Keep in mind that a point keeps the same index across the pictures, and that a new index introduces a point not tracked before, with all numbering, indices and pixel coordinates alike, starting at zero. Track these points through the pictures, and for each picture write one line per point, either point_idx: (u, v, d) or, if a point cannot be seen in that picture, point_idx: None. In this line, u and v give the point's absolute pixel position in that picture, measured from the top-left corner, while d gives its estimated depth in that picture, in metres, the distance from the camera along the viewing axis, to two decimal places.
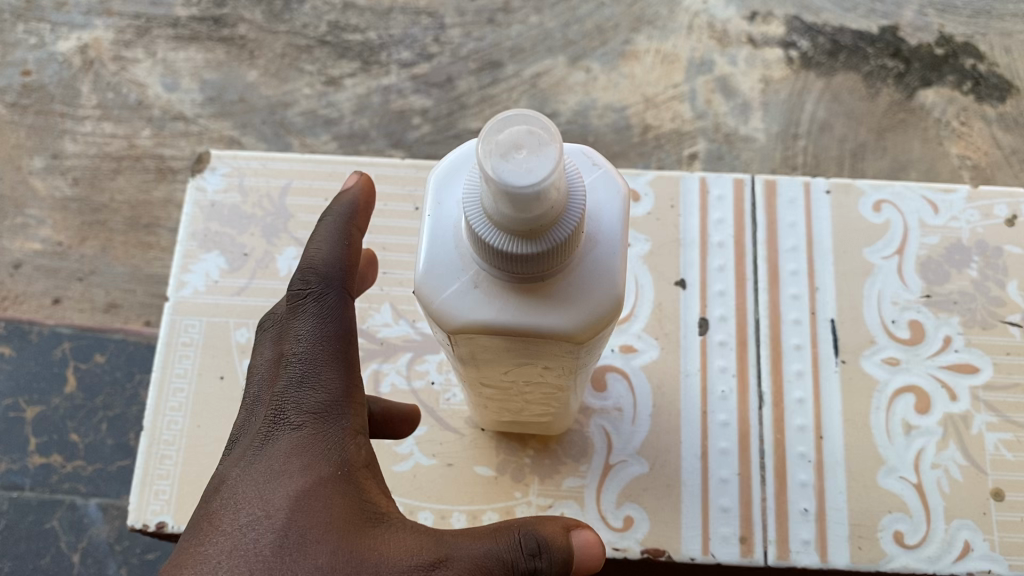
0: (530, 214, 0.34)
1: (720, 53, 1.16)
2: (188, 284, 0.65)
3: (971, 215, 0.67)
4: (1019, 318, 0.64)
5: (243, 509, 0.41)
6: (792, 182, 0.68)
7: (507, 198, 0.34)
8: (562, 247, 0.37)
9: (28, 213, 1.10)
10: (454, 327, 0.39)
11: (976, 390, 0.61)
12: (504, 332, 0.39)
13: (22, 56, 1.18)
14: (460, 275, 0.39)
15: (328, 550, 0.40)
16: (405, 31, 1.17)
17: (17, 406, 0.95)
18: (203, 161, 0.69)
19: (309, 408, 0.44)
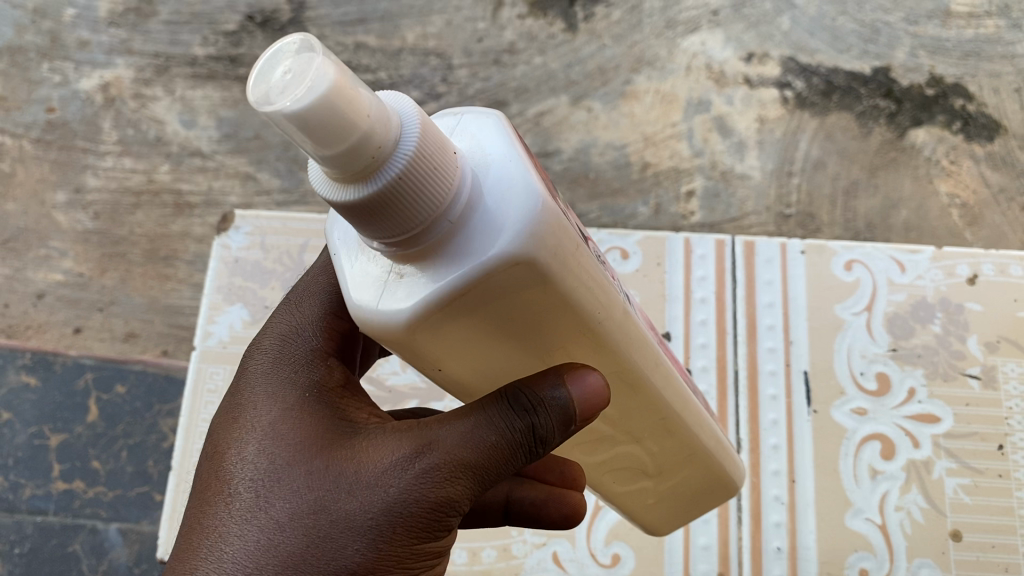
0: (338, 147, 0.28)
1: (717, 93, 1.20)
2: (213, 335, 0.70)
3: (936, 274, 0.72)
4: (978, 370, 0.68)
5: (230, 452, 0.42)
6: (769, 243, 0.74)
7: (304, 127, 0.28)
8: (428, 184, 0.31)
9: (51, 246, 1.15)
10: (398, 335, 0.34)
11: (938, 438, 0.66)
12: (459, 299, 0.33)
13: (46, 94, 1.22)
14: (384, 279, 0.34)
15: (306, 468, 0.40)
16: (414, 72, 1.22)
17: (42, 434, 1.00)
18: (228, 220, 0.74)
19: (285, 349, 0.46)
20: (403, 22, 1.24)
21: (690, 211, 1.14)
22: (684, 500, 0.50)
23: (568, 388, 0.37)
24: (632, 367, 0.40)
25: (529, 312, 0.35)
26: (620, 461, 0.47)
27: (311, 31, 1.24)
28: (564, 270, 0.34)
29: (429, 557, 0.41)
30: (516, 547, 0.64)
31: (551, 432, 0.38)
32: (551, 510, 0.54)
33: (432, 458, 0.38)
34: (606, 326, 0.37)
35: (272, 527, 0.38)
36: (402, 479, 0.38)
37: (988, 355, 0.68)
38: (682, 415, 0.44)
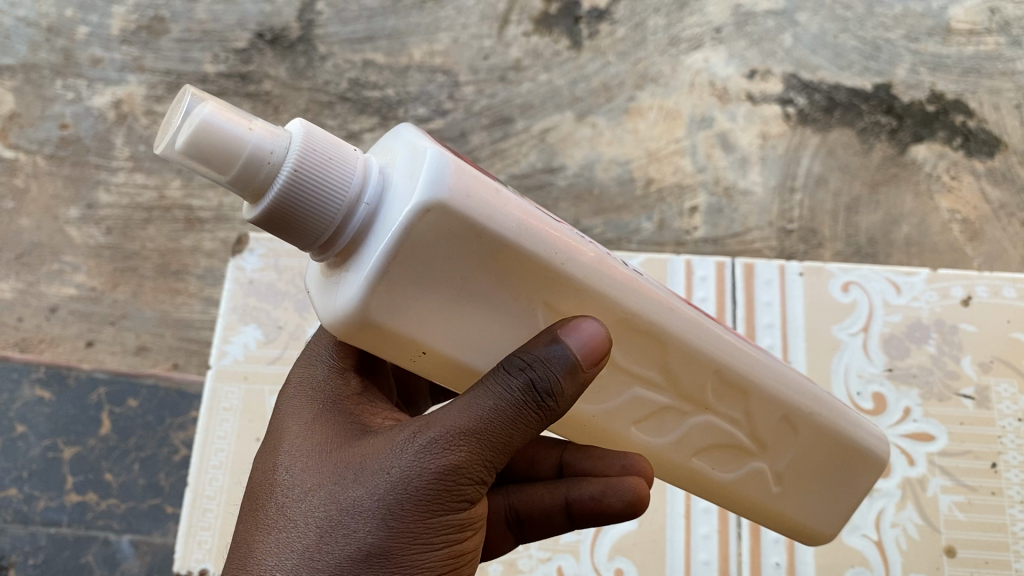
0: (224, 168, 0.36)
1: (720, 110, 1.21)
2: (228, 354, 0.71)
3: (931, 295, 0.73)
4: (971, 390, 0.69)
5: (262, 477, 0.45)
6: (768, 265, 0.75)
7: (198, 157, 0.36)
8: (318, 178, 0.37)
9: (64, 260, 1.16)
10: (358, 320, 0.37)
11: (932, 456, 0.67)
12: (390, 269, 0.36)
13: (60, 110, 1.23)
14: (331, 284, 0.39)
15: (322, 474, 0.42)
16: (421, 89, 1.24)
17: (55, 447, 1.02)
18: (242, 242, 0.76)
19: (305, 381, 0.49)
20: (411, 39, 1.26)
21: (694, 226, 1.16)
22: (804, 466, 0.48)
23: (563, 338, 0.38)
24: (637, 310, 0.41)
25: (484, 274, 0.38)
26: (716, 441, 0.46)
27: (320, 48, 1.26)
28: (488, 217, 0.37)
29: (455, 530, 0.41)
30: (522, 562, 0.65)
31: (559, 389, 0.39)
32: (609, 500, 0.51)
33: (431, 434, 0.40)
34: (581, 278, 0.40)
35: (293, 528, 0.41)
36: (404, 459, 0.40)
37: (982, 375, 0.70)
38: (738, 364, 0.44)
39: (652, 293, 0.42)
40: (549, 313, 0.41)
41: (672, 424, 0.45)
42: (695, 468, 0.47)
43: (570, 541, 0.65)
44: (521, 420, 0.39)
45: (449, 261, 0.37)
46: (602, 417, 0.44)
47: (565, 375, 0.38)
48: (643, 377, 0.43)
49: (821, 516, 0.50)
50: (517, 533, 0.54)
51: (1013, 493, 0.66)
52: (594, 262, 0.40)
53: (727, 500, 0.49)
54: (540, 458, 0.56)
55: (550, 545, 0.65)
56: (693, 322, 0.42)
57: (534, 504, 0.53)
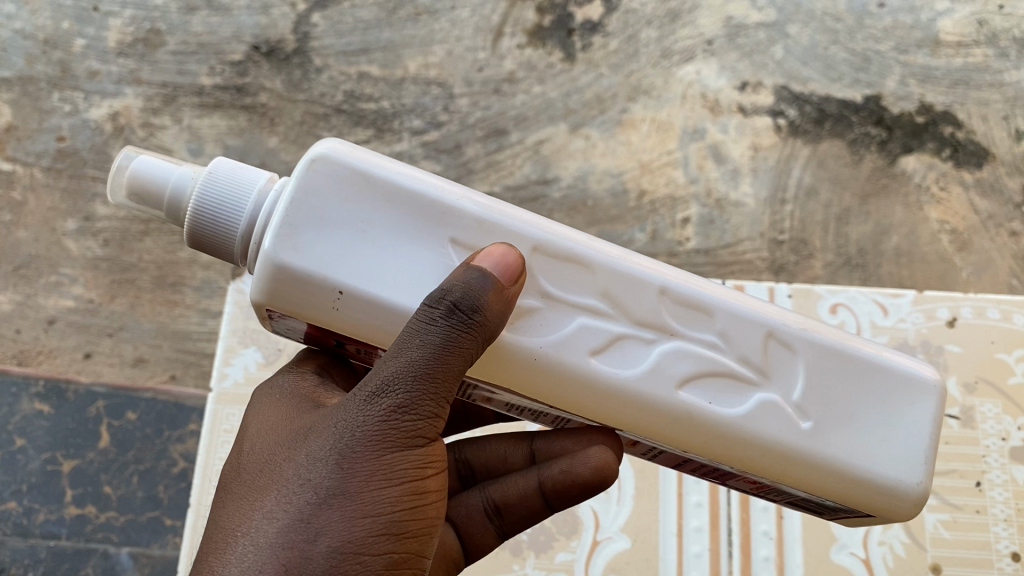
0: (157, 206, 0.44)
1: (712, 122, 1.22)
2: (228, 376, 0.72)
3: (917, 317, 0.74)
4: (957, 410, 0.71)
5: (226, 480, 0.43)
6: (758, 287, 0.76)
7: (139, 200, 0.44)
8: (213, 202, 0.41)
9: (62, 272, 1.17)
10: (268, 274, 0.38)
11: None
12: (291, 217, 0.38)
13: (57, 123, 1.24)
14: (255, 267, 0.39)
15: (280, 447, 0.41)
16: (416, 101, 1.24)
17: (55, 460, 1.03)
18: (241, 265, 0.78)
19: (264, 395, 0.47)
20: (405, 51, 1.26)
21: (685, 237, 1.17)
22: (818, 389, 0.41)
23: (479, 262, 0.37)
24: (551, 235, 0.40)
25: (389, 219, 0.39)
26: (699, 369, 0.40)
27: (316, 61, 1.26)
28: (374, 163, 0.39)
29: (414, 470, 0.38)
30: None
31: (488, 309, 0.37)
32: (578, 467, 0.45)
33: (372, 376, 0.38)
34: (483, 216, 0.40)
35: (251, 500, 0.39)
36: (352, 403, 0.38)
37: (966, 396, 0.71)
38: (682, 282, 0.41)
39: (565, 229, 0.41)
40: (464, 253, 0.39)
41: (638, 357, 0.40)
42: (689, 407, 0.40)
43: (565, 560, 0.66)
44: (462, 345, 0.37)
45: (344, 205, 0.38)
46: (551, 349, 0.39)
47: (489, 289, 0.37)
48: (587, 307, 0.40)
49: (887, 453, 0.40)
50: (497, 524, 0.50)
51: (997, 511, 0.67)
52: (495, 203, 0.40)
53: (751, 446, 0.40)
54: (512, 452, 0.53)
55: (545, 564, 0.66)
56: (619, 249, 0.41)
57: (508, 491, 0.49)
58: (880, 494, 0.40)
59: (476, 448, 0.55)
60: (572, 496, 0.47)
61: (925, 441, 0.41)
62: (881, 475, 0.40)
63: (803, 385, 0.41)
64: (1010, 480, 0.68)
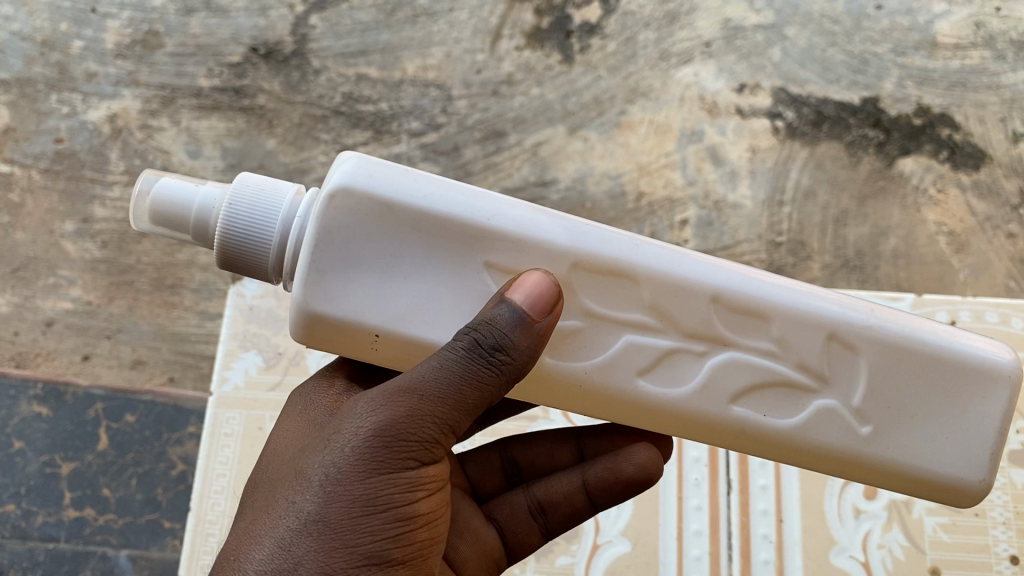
0: (183, 229, 0.47)
1: (710, 124, 1.22)
2: (229, 380, 0.72)
3: None
4: None
5: (253, 481, 0.48)
6: None
7: (165, 224, 0.48)
8: (241, 225, 0.45)
9: (60, 274, 1.17)
10: (303, 318, 0.43)
11: None
12: (318, 262, 0.42)
13: (55, 125, 1.24)
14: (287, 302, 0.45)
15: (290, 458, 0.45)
16: (414, 103, 1.24)
17: (53, 462, 1.03)
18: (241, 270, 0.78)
19: (293, 405, 0.52)
20: (403, 53, 1.26)
21: (683, 239, 1.17)
22: (875, 388, 0.45)
23: (511, 296, 0.41)
24: (586, 252, 0.43)
25: (414, 251, 0.43)
26: (754, 381, 0.45)
27: (314, 62, 1.26)
28: (394, 193, 0.42)
29: (407, 481, 0.42)
30: None
31: (499, 343, 0.41)
32: (624, 465, 0.53)
33: (374, 395, 0.42)
34: (518, 238, 0.43)
35: (259, 506, 0.44)
36: (352, 423, 0.42)
37: None
38: (739, 288, 0.44)
39: (607, 236, 0.44)
40: (499, 275, 0.43)
41: (691, 370, 0.45)
42: (744, 419, 0.45)
43: (565, 563, 0.66)
44: (478, 378, 0.41)
45: (372, 241, 0.42)
46: (597, 370, 0.44)
47: (514, 329, 0.41)
48: (633, 322, 0.44)
49: (936, 446, 0.45)
50: (541, 523, 0.56)
51: (996, 514, 0.67)
52: (531, 216, 0.43)
53: (803, 448, 0.46)
54: (557, 450, 0.59)
55: (545, 568, 0.66)
56: (668, 255, 0.44)
57: (556, 490, 0.56)
58: (940, 483, 0.46)
59: (523, 447, 0.60)
60: (614, 496, 0.54)
61: (989, 429, 0.45)
62: (942, 467, 0.45)
63: (861, 388, 0.45)
64: (1008, 483, 0.68)
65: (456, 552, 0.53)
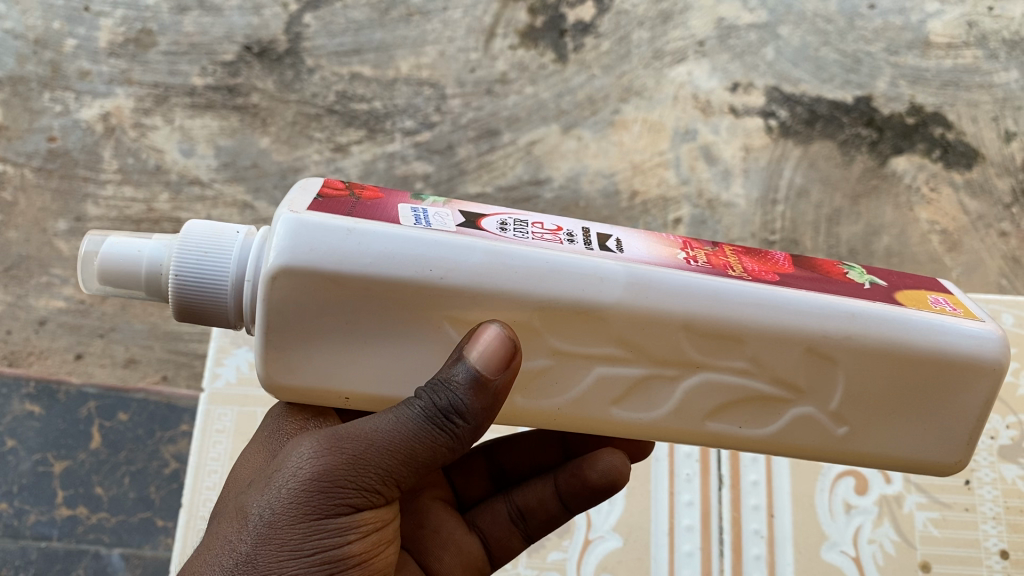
0: (135, 286, 0.48)
1: (704, 123, 1.23)
2: (221, 376, 0.72)
3: None
4: None
5: (226, 490, 0.51)
6: None
7: (116, 284, 0.48)
8: (194, 285, 0.46)
9: (53, 273, 1.17)
10: (275, 386, 0.44)
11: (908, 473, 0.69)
12: (276, 340, 0.43)
13: (48, 123, 1.24)
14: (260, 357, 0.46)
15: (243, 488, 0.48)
16: (408, 102, 1.24)
17: (45, 461, 1.03)
18: None
19: None
20: (397, 52, 1.26)
21: None
22: (852, 395, 0.46)
23: (466, 356, 0.42)
24: (548, 299, 0.43)
25: (370, 312, 0.43)
26: (726, 400, 0.46)
27: (307, 61, 1.26)
28: (339, 264, 0.41)
29: (347, 521, 0.45)
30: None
31: (445, 400, 0.43)
32: (588, 471, 0.56)
33: (325, 436, 0.45)
34: (475, 291, 0.42)
35: (210, 534, 0.47)
36: (293, 466, 0.45)
37: None
38: (707, 318, 0.43)
39: (568, 274, 0.43)
40: (460, 327, 0.44)
41: (664, 393, 0.46)
42: (719, 430, 0.47)
43: (557, 559, 0.67)
44: (426, 432, 0.43)
45: (330, 309, 0.42)
46: (570, 404, 0.46)
47: (467, 387, 0.42)
48: (606, 355, 0.44)
49: (917, 430, 0.47)
50: (521, 528, 0.59)
51: (986, 509, 0.67)
52: (488, 261, 0.42)
53: (781, 448, 0.48)
54: (542, 450, 0.64)
55: (537, 563, 0.66)
56: (633, 291, 0.43)
57: (532, 496, 0.59)
58: (923, 461, 0.48)
59: (508, 451, 0.64)
60: (585, 499, 0.57)
61: (972, 411, 0.46)
62: (916, 452, 0.47)
63: (838, 395, 0.46)
64: (998, 478, 0.68)
65: (440, 563, 0.56)
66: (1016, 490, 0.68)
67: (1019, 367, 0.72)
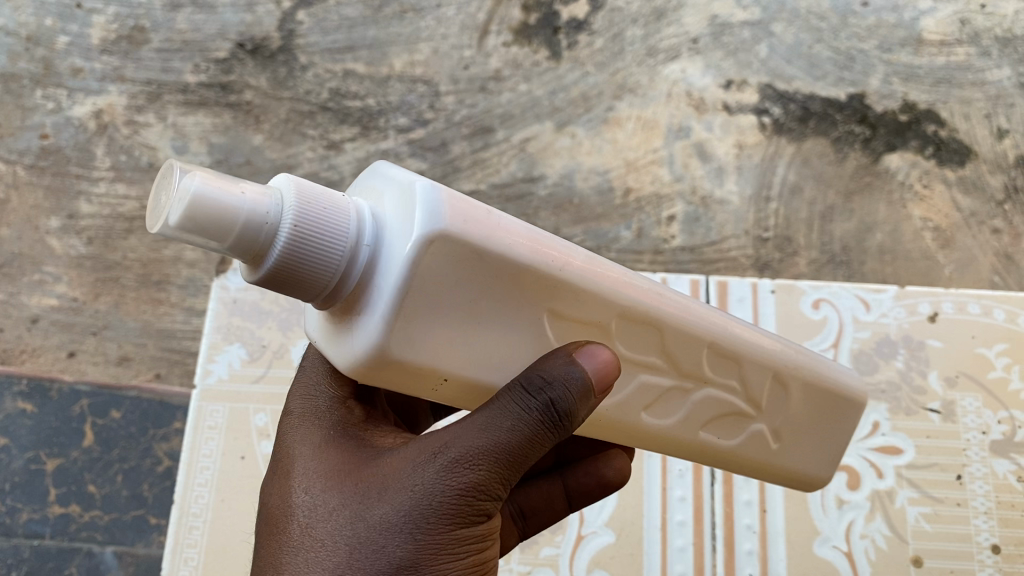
0: (225, 231, 0.35)
1: (697, 120, 1.22)
2: (212, 372, 0.72)
3: (899, 312, 0.75)
4: (938, 404, 0.71)
5: (279, 498, 0.45)
6: (741, 282, 0.76)
7: (190, 231, 0.35)
8: (319, 240, 0.36)
9: (45, 271, 1.16)
10: (374, 361, 0.37)
11: (900, 469, 0.69)
12: (398, 310, 0.36)
13: (40, 120, 1.23)
14: (347, 331, 0.38)
15: (336, 488, 0.43)
16: (402, 99, 1.24)
17: (38, 459, 1.03)
18: (225, 262, 0.77)
19: (306, 410, 0.49)
20: (391, 49, 1.26)
21: (671, 235, 1.17)
22: (791, 418, 0.49)
23: (580, 361, 0.39)
24: (632, 304, 0.41)
25: (490, 299, 0.38)
26: (715, 413, 0.47)
27: (301, 58, 1.26)
28: (489, 239, 0.37)
29: (477, 540, 0.42)
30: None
31: (575, 399, 0.39)
32: (603, 469, 0.59)
33: (450, 451, 0.40)
34: (580, 283, 0.40)
35: (317, 544, 0.41)
36: (416, 487, 0.40)
37: (948, 390, 0.71)
38: (726, 333, 0.45)
39: (637, 283, 0.42)
40: (559, 322, 0.40)
41: (676, 403, 0.45)
42: (704, 441, 0.47)
43: (549, 555, 0.66)
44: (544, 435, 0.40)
45: (457, 288, 0.37)
46: (611, 408, 0.44)
47: (580, 392, 0.39)
48: (647, 364, 0.44)
49: (821, 455, 0.51)
50: (520, 526, 0.57)
51: (977, 504, 0.67)
52: (587, 261, 0.40)
53: (727, 464, 0.49)
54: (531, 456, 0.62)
55: (530, 559, 0.66)
56: (684, 305, 0.43)
57: (534, 496, 0.58)
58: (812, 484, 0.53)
59: None
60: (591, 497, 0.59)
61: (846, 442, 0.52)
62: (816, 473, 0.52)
63: (781, 415, 0.49)
64: (990, 473, 0.68)
65: None
66: (1008, 486, 0.68)
67: (1010, 363, 0.72)
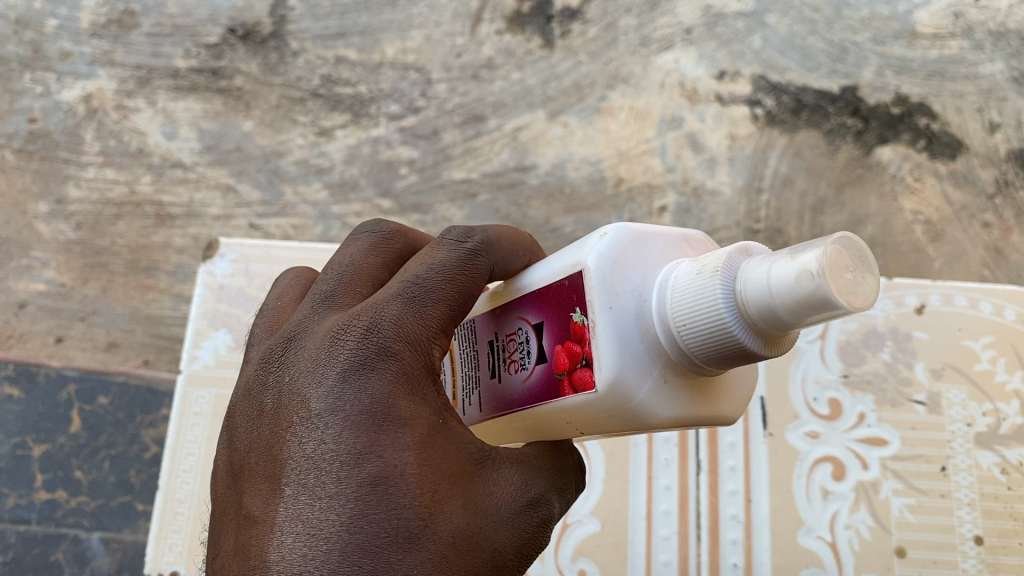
0: (819, 319, 0.35)
1: (689, 111, 1.22)
2: (198, 359, 0.72)
3: (886, 304, 0.74)
4: (924, 396, 0.71)
5: (369, 471, 0.37)
6: None
7: (810, 307, 0.34)
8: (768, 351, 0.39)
9: (33, 256, 1.16)
10: (643, 417, 0.39)
11: (885, 460, 0.69)
12: (683, 420, 0.41)
13: (29, 104, 1.22)
14: (652, 373, 0.39)
15: (454, 498, 0.38)
16: (393, 86, 1.23)
17: (24, 445, 1.02)
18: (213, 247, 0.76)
19: (400, 353, 0.39)
20: (382, 36, 1.25)
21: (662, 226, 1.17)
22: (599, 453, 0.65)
23: None
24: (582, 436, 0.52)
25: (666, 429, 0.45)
26: None
27: (291, 44, 1.25)
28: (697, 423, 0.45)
29: None
30: None
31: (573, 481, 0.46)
32: None
33: (542, 503, 0.41)
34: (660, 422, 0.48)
35: (432, 561, 0.36)
36: (516, 529, 0.39)
37: (933, 382, 0.71)
38: None
39: None
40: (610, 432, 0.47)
41: None
42: None
43: None
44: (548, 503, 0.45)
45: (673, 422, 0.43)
46: None
47: None
48: None
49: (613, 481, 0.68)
50: None
51: (961, 496, 0.67)
52: None
53: None
54: None
55: None
56: None
57: None
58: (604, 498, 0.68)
59: None
60: None
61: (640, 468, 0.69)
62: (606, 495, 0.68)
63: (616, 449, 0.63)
64: (974, 465, 0.68)
65: None
66: (991, 478, 0.68)
67: (995, 355, 0.72)
